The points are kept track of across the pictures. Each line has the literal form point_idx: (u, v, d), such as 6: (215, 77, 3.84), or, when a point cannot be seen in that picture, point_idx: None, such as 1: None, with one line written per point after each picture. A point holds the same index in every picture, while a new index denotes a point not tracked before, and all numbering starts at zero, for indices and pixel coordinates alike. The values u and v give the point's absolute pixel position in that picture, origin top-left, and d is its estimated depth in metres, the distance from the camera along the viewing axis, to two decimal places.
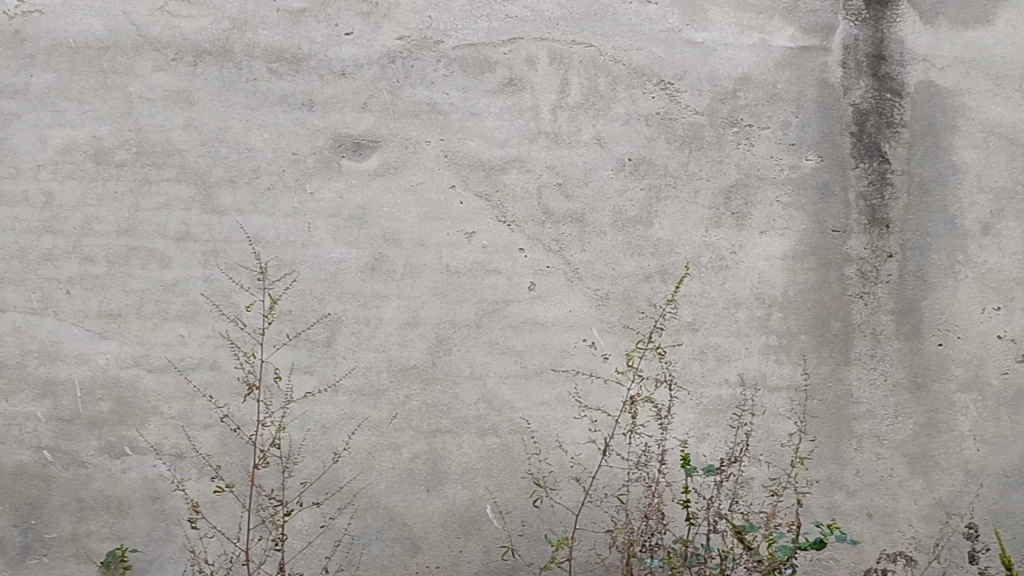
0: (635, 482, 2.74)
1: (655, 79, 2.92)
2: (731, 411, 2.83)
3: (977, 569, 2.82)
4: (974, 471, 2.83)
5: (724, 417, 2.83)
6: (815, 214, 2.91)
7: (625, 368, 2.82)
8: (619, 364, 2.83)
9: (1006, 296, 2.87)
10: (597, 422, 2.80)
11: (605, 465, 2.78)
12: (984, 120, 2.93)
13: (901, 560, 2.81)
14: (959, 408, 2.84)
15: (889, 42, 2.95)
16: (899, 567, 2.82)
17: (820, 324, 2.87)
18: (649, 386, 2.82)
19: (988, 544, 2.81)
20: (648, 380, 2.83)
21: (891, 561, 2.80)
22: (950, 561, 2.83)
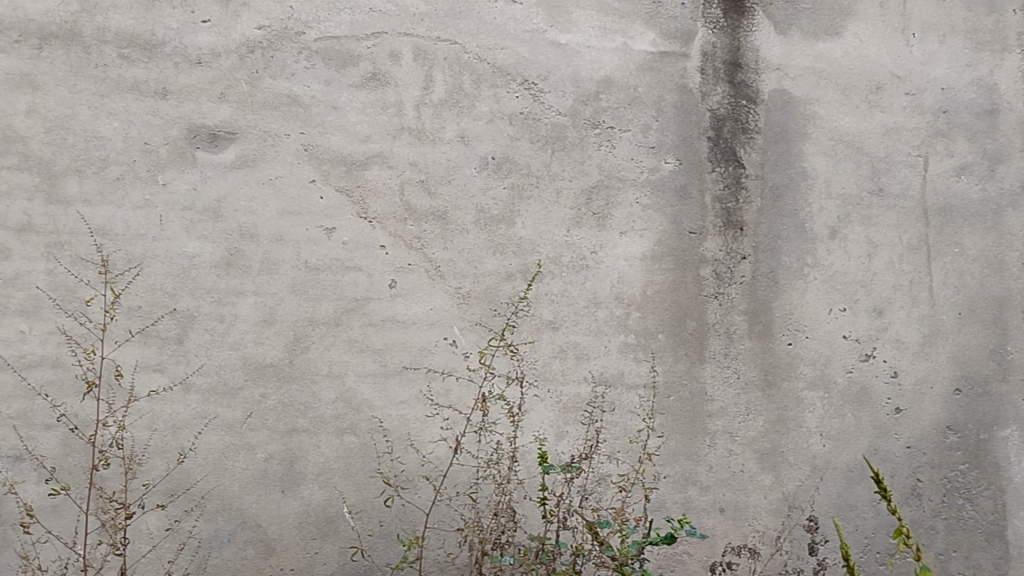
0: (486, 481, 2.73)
1: (519, 78, 2.93)
2: (585, 409, 2.86)
3: (815, 561, 2.92)
4: (820, 466, 2.94)
5: (577, 415, 2.86)
6: (673, 216, 2.98)
7: (477, 367, 2.82)
8: (471, 362, 2.82)
9: (851, 298, 3.00)
10: (449, 420, 2.79)
11: (457, 463, 2.77)
12: (833, 128, 3.05)
13: (745, 553, 2.90)
14: (806, 405, 2.95)
15: (744, 51, 3.04)
16: (743, 560, 2.90)
17: (676, 323, 2.93)
18: (499, 383, 2.81)
19: (827, 536, 2.93)
20: (499, 377, 2.82)
21: (737, 554, 2.89)
22: (790, 555, 2.91)
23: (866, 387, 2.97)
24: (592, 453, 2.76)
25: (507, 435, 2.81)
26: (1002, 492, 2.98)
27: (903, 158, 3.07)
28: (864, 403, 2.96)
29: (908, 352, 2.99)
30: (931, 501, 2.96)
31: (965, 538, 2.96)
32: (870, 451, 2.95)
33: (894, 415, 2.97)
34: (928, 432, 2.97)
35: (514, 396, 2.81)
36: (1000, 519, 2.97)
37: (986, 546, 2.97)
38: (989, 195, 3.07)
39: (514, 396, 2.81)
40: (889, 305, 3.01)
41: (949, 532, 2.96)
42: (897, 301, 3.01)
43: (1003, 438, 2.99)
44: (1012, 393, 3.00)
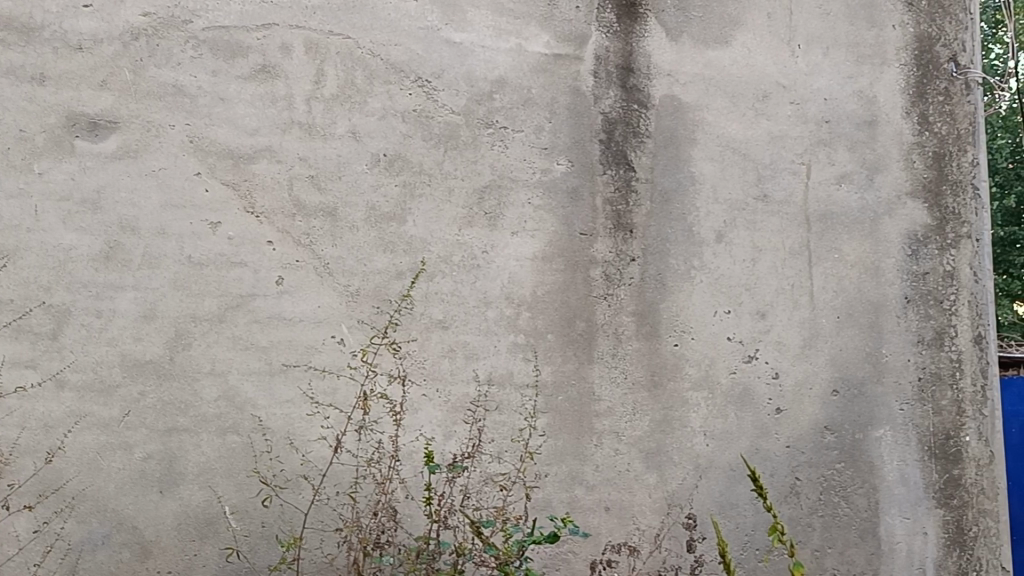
0: (366, 480, 2.71)
1: (412, 75, 2.92)
2: (467, 407, 2.85)
3: (693, 558, 2.94)
4: (703, 465, 2.98)
5: (461, 414, 2.84)
6: (564, 218, 3.00)
7: (358, 364, 2.78)
8: (349, 358, 2.78)
9: (736, 301, 3.07)
10: (330, 418, 2.74)
11: (336, 463, 2.72)
12: (721, 135, 3.14)
13: (625, 550, 2.91)
14: (690, 405, 2.99)
15: (637, 56, 3.11)
16: (622, 557, 2.91)
17: (565, 324, 2.96)
18: (382, 381, 2.79)
19: (706, 533, 2.95)
20: (382, 375, 2.80)
21: (616, 551, 2.90)
22: (670, 552, 2.94)
23: (748, 388, 3.04)
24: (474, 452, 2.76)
25: (390, 434, 2.77)
26: (876, 490, 3.07)
27: (787, 165, 3.17)
28: (747, 404, 3.03)
29: (789, 354, 3.08)
30: (808, 499, 3.04)
31: (840, 535, 3.05)
32: (751, 451, 3.02)
33: (775, 416, 3.04)
34: (807, 432, 3.06)
35: (398, 395, 2.79)
36: (873, 517, 3.06)
37: (860, 543, 3.05)
38: (867, 204, 3.19)
39: (395, 393, 2.79)
40: (771, 308, 3.09)
41: (824, 529, 3.04)
42: (780, 304, 3.10)
43: (878, 437, 3.09)
44: (887, 394, 3.11)
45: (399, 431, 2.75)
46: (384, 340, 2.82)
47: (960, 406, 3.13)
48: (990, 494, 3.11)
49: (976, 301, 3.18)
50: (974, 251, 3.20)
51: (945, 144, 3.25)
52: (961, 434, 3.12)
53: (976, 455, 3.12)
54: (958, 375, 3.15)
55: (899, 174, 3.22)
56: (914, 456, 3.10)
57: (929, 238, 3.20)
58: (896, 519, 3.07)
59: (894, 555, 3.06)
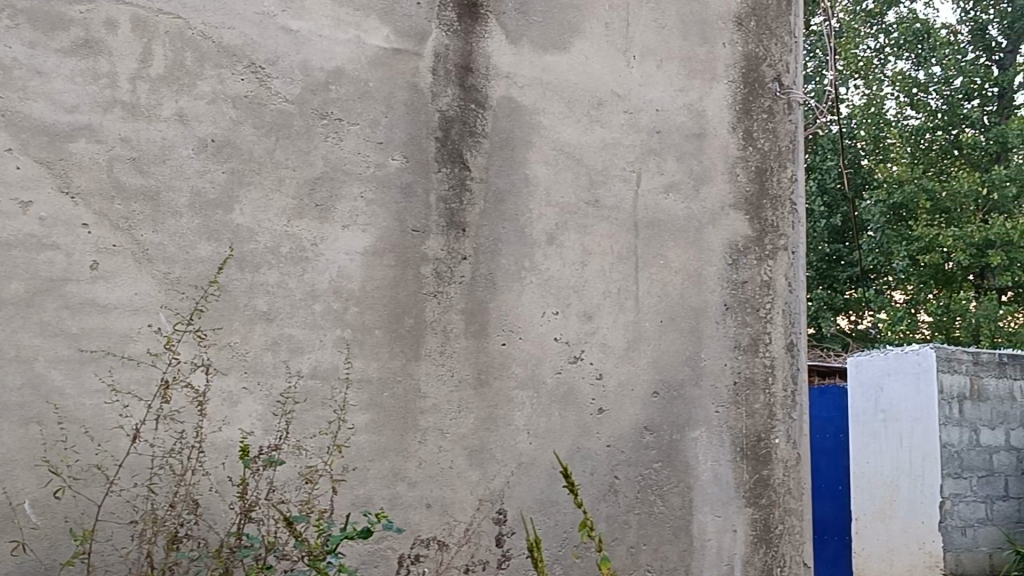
0: (164, 472, 2.61)
1: (245, 60, 2.87)
2: (274, 398, 2.78)
3: (501, 552, 2.96)
4: (525, 463, 3.01)
5: (268, 405, 2.77)
6: (396, 213, 3.00)
7: (161, 351, 2.68)
8: (149, 345, 2.67)
9: (563, 303, 3.13)
10: (129, 407, 2.63)
11: (133, 453, 2.61)
12: (555, 139, 3.21)
13: (433, 545, 2.88)
14: (515, 404, 3.03)
15: (476, 56, 3.16)
16: (431, 552, 2.88)
17: (393, 319, 2.94)
18: (185, 370, 2.69)
19: (514, 529, 2.98)
20: (184, 363, 2.69)
21: (425, 546, 2.87)
22: (478, 546, 2.94)
23: (573, 388, 3.09)
24: (281, 445, 2.69)
25: (193, 424, 2.68)
26: (690, 489, 3.16)
27: (619, 173, 3.28)
28: (570, 403, 3.08)
29: (613, 355, 3.16)
30: (626, 496, 3.09)
31: (654, 532, 3.10)
32: (572, 450, 3.06)
33: (597, 415, 3.10)
34: (627, 432, 3.12)
35: (201, 383, 2.69)
36: (686, 514, 3.15)
37: (673, 539, 3.12)
38: (693, 213, 3.34)
39: (198, 382, 2.69)
40: (598, 310, 3.17)
41: (640, 526, 3.09)
42: (606, 307, 3.18)
43: (694, 438, 3.19)
44: (704, 397, 3.23)
45: (204, 421, 2.66)
46: (188, 327, 2.71)
47: (771, 409, 3.31)
48: (794, 494, 3.28)
49: (788, 309, 3.40)
50: (789, 263, 3.43)
51: (767, 159, 3.48)
52: (771, 436, 3.29)
53: (782, 455, 3.30)
54: (771, 380, 3.33)
55: (724, 185, 3.39)
56: (726, 456, 3.22)
57: (748, 248, 3.39)
58: (708, 517, 3.17)
59: (706, 552, 3.15)
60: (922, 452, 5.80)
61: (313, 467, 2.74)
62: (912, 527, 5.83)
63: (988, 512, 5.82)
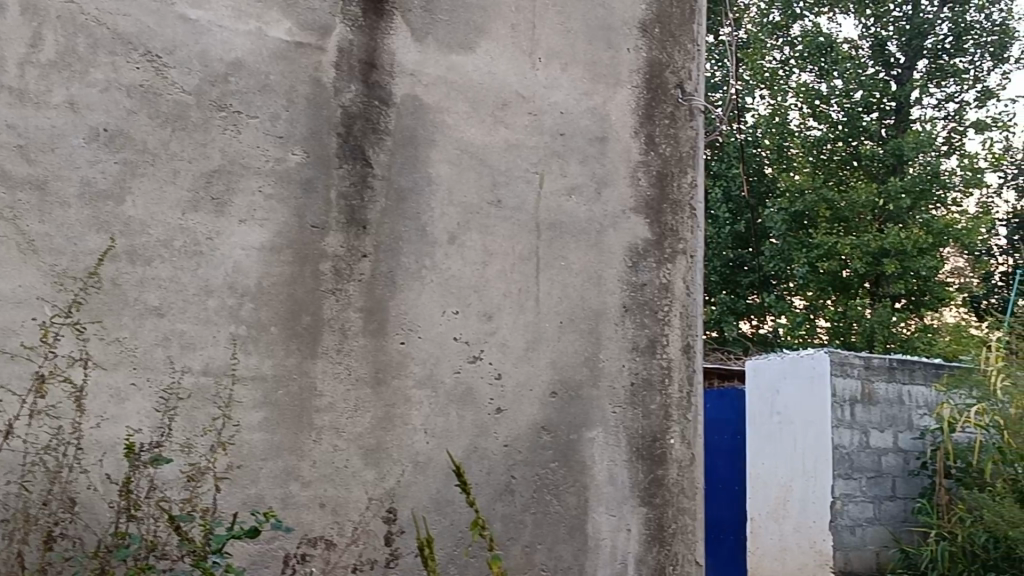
0: (39, 469, 2.52)
1: (141, 49, 2.80)
2: (157, 394, 2.70)
3: (389, 551, 2.93)
4: (421, 462, 3.00)
5: (153, 402, 2.70)
6: (295, 209, 2.96)
7: (37, 345, 2.58)
8: (26, 338, 2.58)
9: (464, 302, 3.13)
10: (3, 402, 2.53)
11: (6, 449, 2.51)
12: (459, 139, 3.21)
13: (321, 544, 2.85)
14: (413, 403, 3.02)
15: (380, 52, 3.14)
16: (318, 551, 2.84)
17: (290, 316, 2.90)
18: (63, 365, 2.60)
19: (404, 527, 2.95)
20: (62, 358, 2.60)
21: (312, 545, 2.83)
22: (368, 545, 2.91)
23: (471, 388, 3.10)
24: (163, 442, 2.64)
25: (71, 421, 2.59)
26: (586, 489, 3.19)
27: (522, 173, 3.29)
28: (468, 403, 3.09)
29: (512, 355, 3.17)
30: (522, 496, 3.10)
31: (549, 531, 3.12)
32: (469, 450, 3.06)
33: (495, 415, 3.11)
34: (524, 432, 3.14)
35: (79, 378, 2.61)
36: (581, 513, 3.18)
37: (568, 539, 3.15)
38: (594, 216, 3.37)
39: (76, 376, 2.61)
40: (498, 310, 3.18)
41: (535, 525, 3.11)
42: (506, 307, 3.19)
43: (590, 438, 3.22)
44: (601, 398, 3.26)
45: (82, 417, 2.57)
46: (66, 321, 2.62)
47: (667, 410, 3.36)
48: (687, 494, 3.34)
49: (686, 312, 3.46)
50: (688, 267, 3.49)
51: (669, 164, 3.53)
52: (667, 437, 3.34)
53: (677, 456, 3.35)
54: (667, 381, 3.38)
55: (625, 189, 3.44)
56: (622, 456, 3.26)
57: (648, 252, 3.43)
58: (603, 516, 3.20)
59: (599, 551, 3.19)
60: (815, 454, 5.96)
61: (196, 466, 2.67)
62: (803, 527, 5.99)
63: (877, 512, 6.01)
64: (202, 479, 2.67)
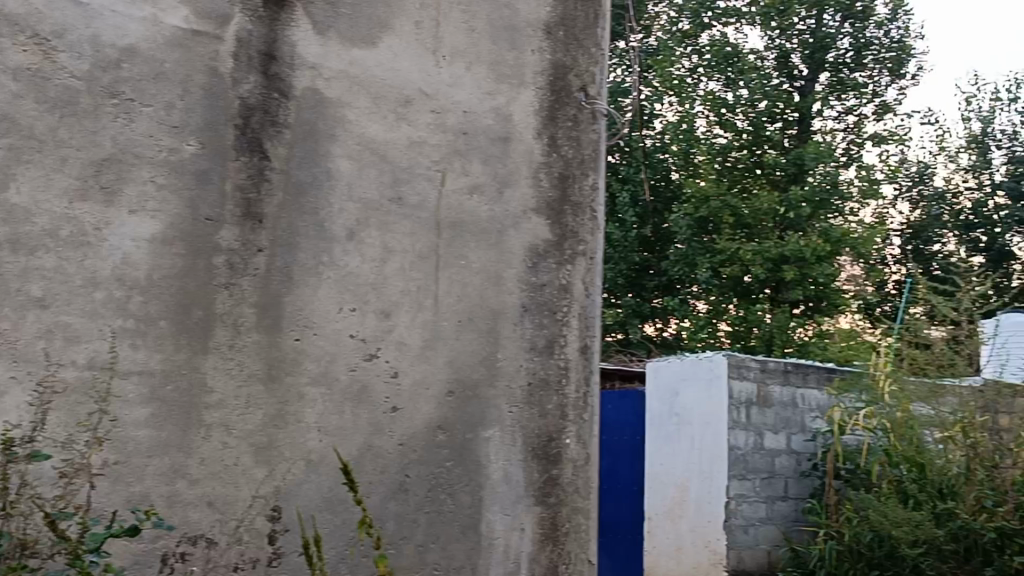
0: None
1: (29, 31, 2.72)
2: (32, 389, 2.61)
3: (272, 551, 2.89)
4: (314, 460, 2.97)
5: (30, 397, 2.61)
6: (189, 200, 2.89)
7: None
8: None
9: (361, 299, 3.11)
10: None
11: None
12: (360, 134, 3.18)
13: (201, 543, 2.80)
14: (306, 401, 2.98)
15: (280, 44, 3.10)
16: (197, 549, 2.80)
17: (180, 310, 2.84)
18: None
19: (289, 526, 2.91)
20: None
21: (191, 543, 2.78)
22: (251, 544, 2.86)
23: (367, 386, 3.07)
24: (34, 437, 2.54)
25: None
26: (480, 488, 3.20)
27: (423, 171, 3.28)
28: (363, 401, 3.06)
29: (409, 354, 3.15)
30: (415, 495, 3.09)
31: (442, 530, 3.12)
32: (363, 448, 3.04)
33: (391, 413, 3.09)
34: (420, 430, 3.12)
35: None
36: (475, 513, 3.18)
37: (461, 538, 3.14)
38: (495, 215, 3.37)
39: None
40: (396, 308, 3.16)
41: (429, 525, 3.10)
42: (404, 305, 3.17)
43: (486, 438, 3.23)
44: (498, 397, 3.27)
45: None
46: None
47: (563, 410, 3.38)
48: (581, 493, 3.37)
49: (584, 313, 3.48)
50: (587, 268, 3.51)
51: (570, 166, 3.54)
52: (563, 437, 3.37)
53: (572, 456, 3.38)
54: (565, 382, 3.40)
55: (527, 190, 3.45)
56: (517, 456, 3.27)
57: (548, 252, 3.45)
58: (497, 515, 3.21)
59: (492, 550, 3.19)
60: (712, 455, 6.07)
61: (71, 462, 2.59)
62: (699, 526, 6.10)
63: (769, 512, 6.16)
64: (77, 475, 2.59)
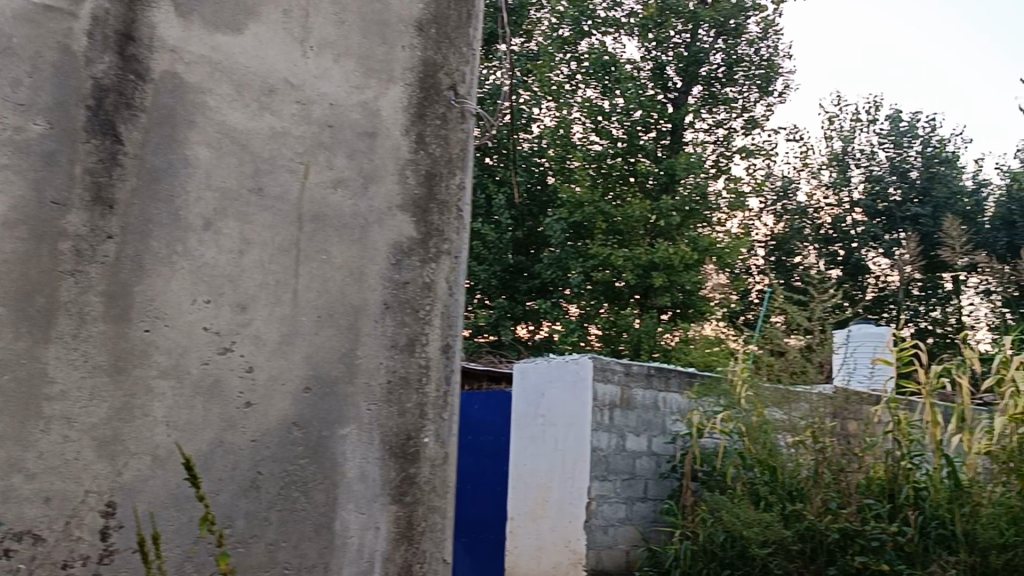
0: None
1: None
2: None
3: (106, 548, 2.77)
4: (161, 456, 2.87)
5: None
6: (34, 183, 2.76)
7: None
8: None
9: (216, 291, 3.02)
10: None
11: None
12: (221, 122, 3.10)
13: (29, 539, 2.66)
14: (155, 394, 2.88)
15: (139, 24, 3.00)
16: (24, 546, 2.66)
17: (21, 297, 2.71)
18: None
19: (125, 523, 2.80)
20: None
21: (18, 540, 2.64)
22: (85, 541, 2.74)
23: (219, 380, 2.99)
24: None
25: None
26: (335, 486, 3.15)
27: (285, 163, 3.21)
28: (215, 396, 2.98)
29: (264, 348, 3.08)
30: (267, 493, 3.03)
31: (295, 529, 3.06)
32: (214, 444, 2.95)
33: (243, 409, 3.02)
34: (274, 426, 3.06)
35: None
36: (329, 511, 3.13)
37: (314, 537, 3.09)
38: (359, 210, 3.33)
39: None
40: (252, 302, 3.09)
41: (280, 523, 3.04)
42: (262, 299, 3.10)
43: (342, 435, 3.18)
44: (356, 395, 3.22)
45: None
46: None
47: (422, 408, 3.36)
48: (438, 492, 3.36)
49: (446, 312, 3.47)
50: (451, 267, 3.50)
51: (437, 164, 3.53)
52: (421, 435, 3.35)
53: (430, 454, 3.36)
54: (424, 380, 3.38)
55: (392, 186, 3.41)
56: (374, 454, 3.24)
57: (412, 250, 3.42)
58: (351, 513, 3.17)
59: (346, 549, 3.15)
60: (574, 456, 6.16)
61: None
62: (560, 526, 6.17)
63: (628, 512, 6.28)
64: None
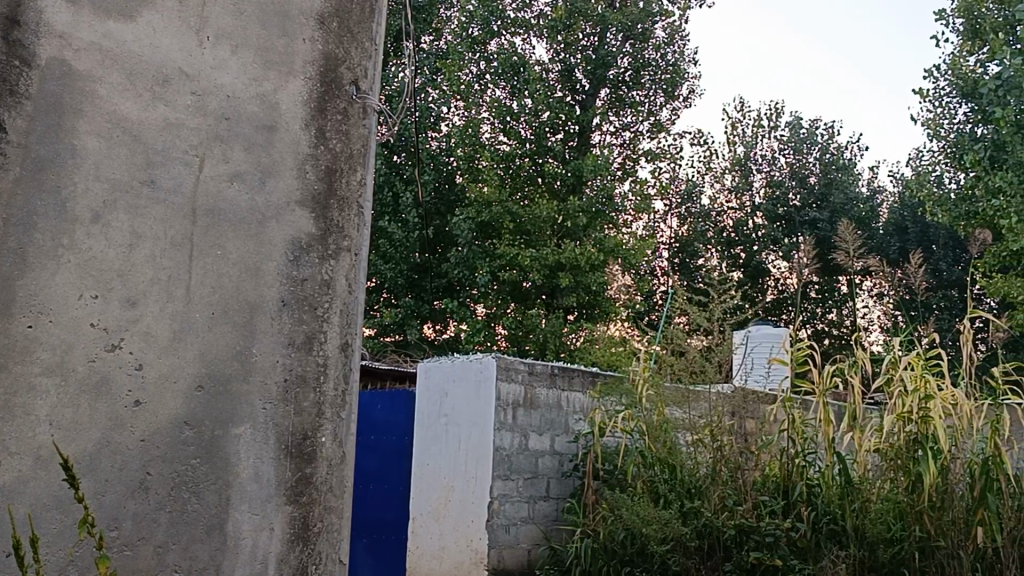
0: None
1: None
2: None
3: None
4: (44, 457, 2.77)
5: None
6: None
7: None
8: None
9: (104, 286, 2.92)
10: None
11: None
12: (111, 111, 3.01)
13: None
14: (37, 392, 2.78)
15: (26, 9, 2.93)
16: None
17: None
18: None
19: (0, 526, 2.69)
20: None
21: None
22: None
23: (106, 378, 2.89)
24: None
25: None
26: (228, 486, 3.07)
27: (180, 155, 3.13)
28: (102, 394, 2.88)
29: (155, 345, 2.99)
30: (157, 494, 2.94)
31: (185, 530, 2.98)
32: (100, 444, 2.86)
33: (132, 408, 2.92)
34: (164, 426, 2.97)
35: None
36: (221, 512, 3.05)
37: (205, 538, 3.01)
38: (255, 205, 3.25)
39: None
40: (143, 297, 2.99)
41: (170, 524, 2.95)
42: (153, 294, 3.01)
43: (236, 435, 3.10)
44: (251, 393, 3.15)
45: None
46: None
47: (320, 407, 3.30)
48: (335, 492, 3.31)
49: (345, 309, 3.41)
50: (351, 264, 3.45)
51: (338, 160, 3.47)
52: (318, 435, 3.28)
53: (327, 454, 3.30)
54: (322, 379, 3.32)
55: (291, 181, 3.34)
56: (269, 453, 3.17)
57: (310, 246, 3.35)
58: (244, 514, 3.10)
59: (238, 550, 3.07)
60: (477, 455, 6.15)
61: None
62: (462, 526, 6.15)
63: (530, 511, 6.30)
64: None
